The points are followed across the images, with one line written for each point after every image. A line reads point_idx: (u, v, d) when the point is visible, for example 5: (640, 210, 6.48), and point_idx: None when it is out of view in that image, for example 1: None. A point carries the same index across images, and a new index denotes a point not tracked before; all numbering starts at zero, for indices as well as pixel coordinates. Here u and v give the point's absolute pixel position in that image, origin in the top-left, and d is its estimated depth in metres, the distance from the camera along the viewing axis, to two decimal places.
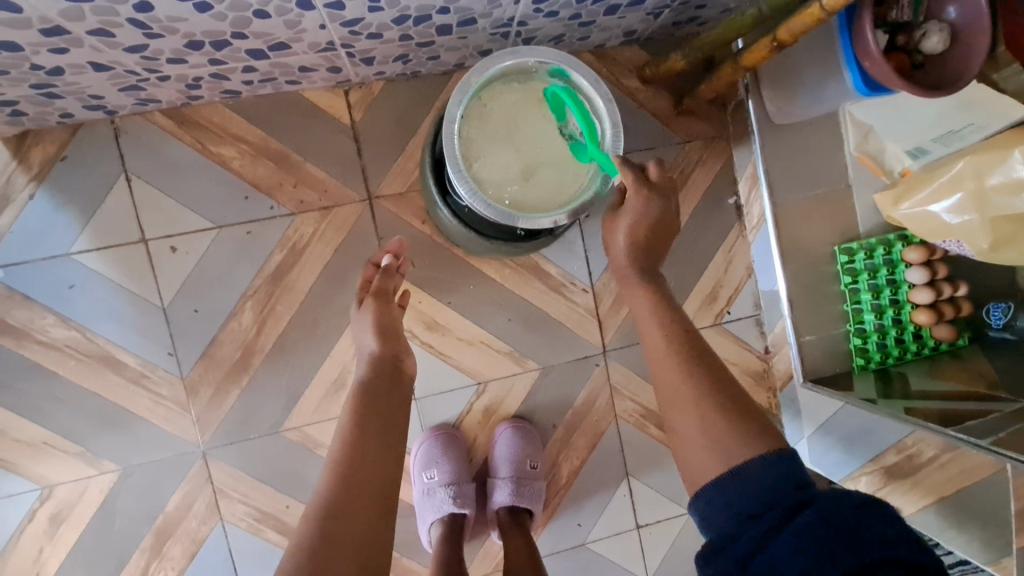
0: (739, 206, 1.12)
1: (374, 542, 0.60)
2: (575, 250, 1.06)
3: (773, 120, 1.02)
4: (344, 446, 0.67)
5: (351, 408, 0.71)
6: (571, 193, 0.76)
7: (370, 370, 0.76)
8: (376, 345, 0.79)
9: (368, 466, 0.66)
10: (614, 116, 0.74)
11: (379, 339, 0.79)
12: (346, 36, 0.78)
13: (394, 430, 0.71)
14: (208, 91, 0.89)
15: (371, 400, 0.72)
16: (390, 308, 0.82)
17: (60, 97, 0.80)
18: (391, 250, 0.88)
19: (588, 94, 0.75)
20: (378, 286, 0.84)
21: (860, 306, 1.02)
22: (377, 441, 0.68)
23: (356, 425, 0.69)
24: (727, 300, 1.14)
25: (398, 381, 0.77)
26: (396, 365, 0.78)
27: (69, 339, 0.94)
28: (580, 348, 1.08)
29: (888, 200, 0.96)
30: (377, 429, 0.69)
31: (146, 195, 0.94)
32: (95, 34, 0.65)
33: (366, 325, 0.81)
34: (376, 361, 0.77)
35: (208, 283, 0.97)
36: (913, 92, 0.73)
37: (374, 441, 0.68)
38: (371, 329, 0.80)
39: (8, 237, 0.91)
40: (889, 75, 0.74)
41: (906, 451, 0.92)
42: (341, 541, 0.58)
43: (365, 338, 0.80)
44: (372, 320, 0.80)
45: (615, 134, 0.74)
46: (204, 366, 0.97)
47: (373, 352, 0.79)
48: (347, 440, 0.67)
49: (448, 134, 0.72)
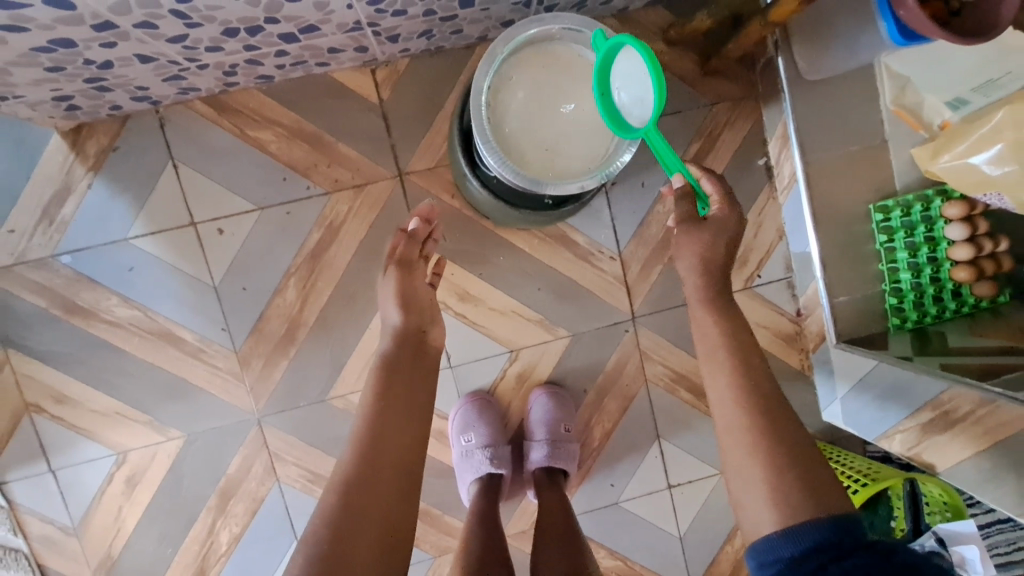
0: (769, 167, 1.10)
1: (394, 513, 0.65)
2: (601, 219, 1.08)
3: (804, 76, 0.99)
4: (369, 425, 0.70)
5: (372, 384, 0.74)
6: (595, 153, 0.77)
7: (396, 347, 0.79)
8: (399, 318, 0.80)
9: (392, 439, 0.70)
10: None
11: (402, 311, 0.80)
12: (372, 15, 0.80)
13: (405, 404, 0.73)
14: (244, 76, 0.92)
15: (387, 376, 0.75)
16: (412, 280, 0.83)
17: (110, 89, 0.85)
18: (418, 214, 0.86)
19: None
20: (401, 256, 0.84)
21: (896, 266, 1.00)
22: (390, 412, 0.71)
23: (380, 403, 0.72)
24: (758, 263, 1.13)
25: (421, 361, 0.79)
26: (418, 341, 0.81)
27: (132, 318, 1.02)
28: (610, 315, 1.10)
29: (927, 153, 0.94)
30: (392, 405, 0.72)
31: (192, 180, 1.00)
32: (141, 27, 0.68)
33: (389, 295, 0.81)
34: (399, 332, 0.80)
35: (254, 262, 1.02)
36: (950, 39, 0.70)
37: (387, 416, 0.71)
38: (392, 299, 0.81)
39: (72, 225, 0.99)
40: (925, 23, 0.72)
41: (942, 407, 0.91)
42: (367, 515, 0.63)
43: (387, 311, 0.82)
44: (395, 293, 0.81)
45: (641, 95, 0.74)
46: (254, 341, 1.04)
47: (395, 315, 0.80)
48: (370, 414, 0.71)
49: (476, 107, 0.73)
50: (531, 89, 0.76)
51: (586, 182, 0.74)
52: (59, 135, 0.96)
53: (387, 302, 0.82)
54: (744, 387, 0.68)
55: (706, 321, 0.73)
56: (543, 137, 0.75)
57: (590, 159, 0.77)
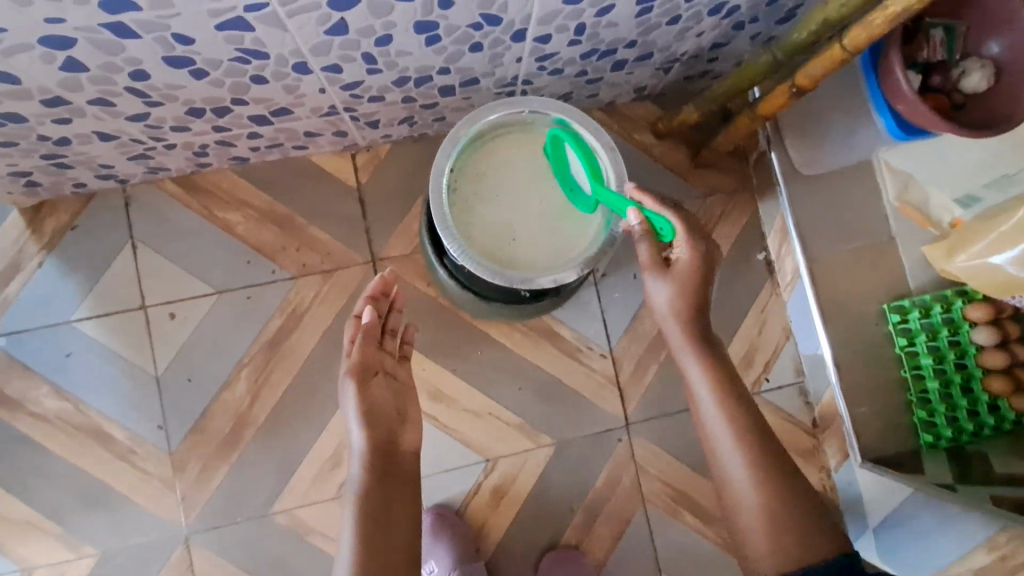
0: (769, 261, 1.03)
1: None
2: (590, 312, 0.99)
3: (801, 170, 0.95)
4: (358, 566, 0.58)
5: (357, 520, 0.61)
6: (561, 237, 0.70)
7: (366, 471, 0.64)
8: (362, 435, 0.65)
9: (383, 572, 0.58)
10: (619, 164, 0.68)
11: (364, 423, 0.66)
12: (348, 100, 0.77)
13: (394, 532, 0.61)
14: (217, 158, 0.89)
15: (369, 505, 0.62)
16: (373, 385, 0.68)
17: (71, 166, 0.82)
18: (366, 303, 0.73)
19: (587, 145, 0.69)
20: (360, 361, 0.69)
21: (922, 373, 0.89)
22: (379, 546, 0.60)
23: (367, 538, 0.60)
24: (765, 366, 1.02)
25: (396, 475, 0.65)
26: (388, 451, 0.66)
27: (61, 411, 0.90)
28: (600, 420, 0.98)
29: (941, 252, 0.88)
30: (377, 539, 0.60)
31: (151, 261, 0.93)
32: (96, 103, 0.65)
33: (351, 410, 0.67)
34: (366, 451, 0.65)
35: (207, 350, 0.93)
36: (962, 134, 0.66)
37: (373, 553, 0.59)
38: (354, 414, 0.66)
39: (13, 305, 0.91)
40: (931, 119, 0.68)
41: (999, 551, 0.74)
42: None
43: (349, 428, 0.67)
44: (357, 407, 0.66)
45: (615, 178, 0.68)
46: (194, 441, 0.92)
47: (359, 434, 0.65)
48: (357, 556, 0.58)
49: (435, 190, 0.66)
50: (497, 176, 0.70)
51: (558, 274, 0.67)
52: (17, 212, 0.91)
53: (348, 417, 0.67)
54: (758, 475, 0.60)
55: (698, 398, 0.65)
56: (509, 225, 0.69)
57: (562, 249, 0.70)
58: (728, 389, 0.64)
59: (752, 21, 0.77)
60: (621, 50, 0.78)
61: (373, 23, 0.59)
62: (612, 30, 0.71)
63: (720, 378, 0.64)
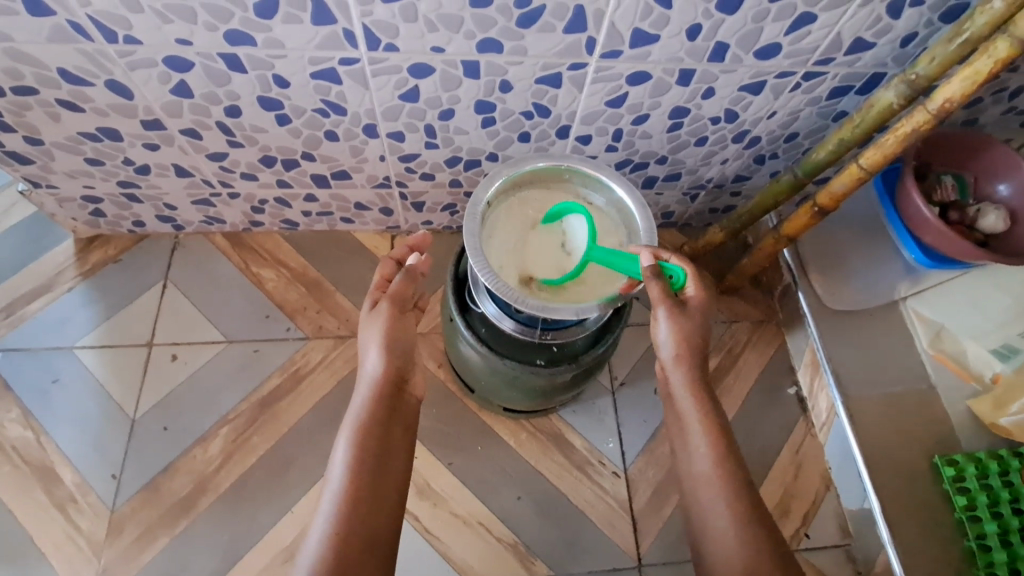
0: (801, 398, 0.96)
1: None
2: (605, 424, 0.90)
3: (826, 304, 0.94)
4: (348, 505, 0.56)
5: (355, 452, 0.59)
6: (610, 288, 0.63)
7: (374, 401, 0.61)
8: (380, 361, 0.62)
9: (374, 504, 0.57)
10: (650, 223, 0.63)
11: (386, 352, 0.62)
12: (402, 173, 0.85)
13: (387, 478, 0.60)
14: (270, 218, 0.96)
15: (368, 439, 0.59)
16: (406, 323, 0.64)
17: (139, 200, 0.88)
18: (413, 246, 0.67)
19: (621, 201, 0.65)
20: (395, 291, 0.64)
21: (987, 543, 0.79)
22: (370, 492, 0.58)
23: (360, 481, 0.58)
24: (803, 519, 0.88)
25: (401, 416, 0.63)
26: (397, 390, 0.63)
27: (21, 440, 0.84)
28: (607, 554, 0.83)
29: (988, 405, 0.85)
30: (371, 480, 0.58)
31: (174, 301, 0.94)
32: (186, 133, 0.74)
33: (371, 334, 0.63)
34: (378, 379, 0.62)
35: (193, 400, 0.88)
36: (996, 261, 0.71)
37: (365, 496, 0.57)
38: (374, 342, 0.62)
39: (27, 323, 0.90)
40: (964, 247, 0.72)
41: None
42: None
43: (364, 351, 0.63)
44: (379, 335, 0.62)
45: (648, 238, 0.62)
46: (142, 500, 0.82)
47: (378, 359, 0.62)
48: (349, 495, 0.56)
49: (469, 215, 0.61)
50: (529, 219, 0.65)
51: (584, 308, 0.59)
52: (73, 240, 0.95)
53: (369, 342, 0.63)
54: (739, 522, 0.56)
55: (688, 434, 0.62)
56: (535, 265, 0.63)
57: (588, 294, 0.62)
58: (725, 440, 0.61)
59: (772, 157, 0.85)
60: (652, 165, 0.85)
61: (441, 94, 0.69)
62: (646, 141, 0.79)
63: (711, 415, 0.62)
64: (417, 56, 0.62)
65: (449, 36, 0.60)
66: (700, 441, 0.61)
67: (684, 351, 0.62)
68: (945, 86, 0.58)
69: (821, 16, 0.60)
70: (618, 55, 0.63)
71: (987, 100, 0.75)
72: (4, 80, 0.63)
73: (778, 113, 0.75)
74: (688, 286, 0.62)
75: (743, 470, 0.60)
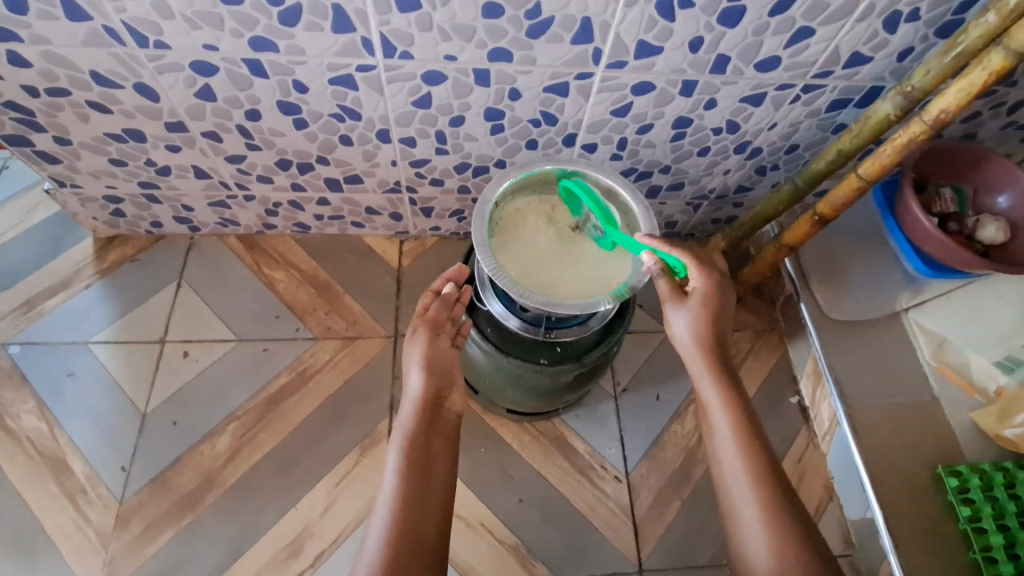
0: (803, 407, 0.96)
1: None
2: (608, 428, 0.91)
3: (828, 314, 0.94)
4: (398, 514, 0.57)
5: (401, 463, 0.60)
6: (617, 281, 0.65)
7: (417, 415, 0.63)
8: (421, 381, 0.65)
9: (423, 512, 0.58)
10: (651, 223, 0.65)
11: (425, 372, 0.66)
12: (412, 178, 0.87)
13: (433, 487, 0.60)
14: (283, 220, 0.98)
15: (413, 450, 0.61)
16: (442, 345, 0.67)
17: (158, 202, 0.91)
18: (450, 277, 0.70)
19: (624, 202, 0.67)
20: (432, 316, 0.68)
21: (993, 556, 0.79)
22: (417, 501, 0.59)
23: (408, 489, 0.59)
24: None
25: (442, 429, 0.64)
26: (437, 405, 0.65)
27: (35, 432, 0.85)
28: (608, 559, 0.83)
29: (992, 416, 0.85)
30: (418, 490, 0.59)
31: (188, 301, 0.96)
32: (207, 136, 0.77)
33: (413, 356, 0.67)
34: (419, 396, 0.65)
35: (203, 396, 0.89)
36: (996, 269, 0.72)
37: (412, 506, 0.58)
38: (415, 362, 0.66)
39: (44, 318, 0.93)
40: (965, 256, 0.73)
41: None
42: None
43: (407, 374, 0.67)
44: (420, 354, 0.66)
45: (650, 235, 0.64)
46: (150, 493, 0.83)
47: (418, 379, 0.65)
48: (398, 503, 0.57)
49: (478, 213, 0.63)
50: (535, 218, 0.68)
51: (590, 302, 0.61)
52: (92, 239, 0.99)
53: (409, 365, 0.67)
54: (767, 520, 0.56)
55: (711, 416, 0.63)
56: (542, 261, 0.65)
57: (596, 287, 0.65)
58: (746, 423, 0.62)
59: (774, 168, 0.87)
60: (656, 174, 0.87)
61: (452, 101, 0.71)
62: (650, 151, 0.82)
63: (732, 396, 0.63)
64: (431, 64, 0.65)
65: (462, 46, 0.63)
66: (723, 424, 0.62)
67: (705, 334, 0.63)
68: (941, 98, 0.60)
69: (819, 30, 0.62)
70: (623, 66, 0.66)
71: (985, 115, 0.77)
72: (39, 81, 0.67)
73: (779, 125, 0.77)
74: (690, 274, 0.64)
75: (764, 452, 0.60)
